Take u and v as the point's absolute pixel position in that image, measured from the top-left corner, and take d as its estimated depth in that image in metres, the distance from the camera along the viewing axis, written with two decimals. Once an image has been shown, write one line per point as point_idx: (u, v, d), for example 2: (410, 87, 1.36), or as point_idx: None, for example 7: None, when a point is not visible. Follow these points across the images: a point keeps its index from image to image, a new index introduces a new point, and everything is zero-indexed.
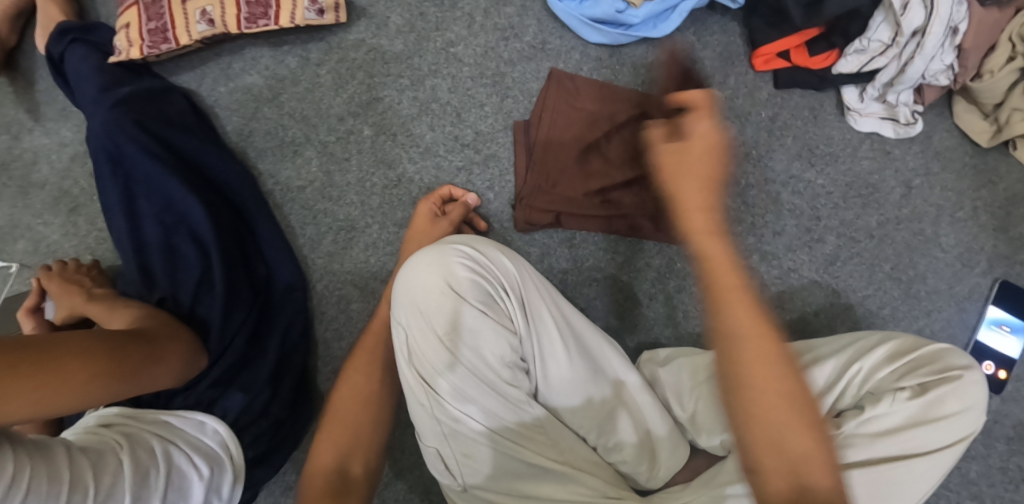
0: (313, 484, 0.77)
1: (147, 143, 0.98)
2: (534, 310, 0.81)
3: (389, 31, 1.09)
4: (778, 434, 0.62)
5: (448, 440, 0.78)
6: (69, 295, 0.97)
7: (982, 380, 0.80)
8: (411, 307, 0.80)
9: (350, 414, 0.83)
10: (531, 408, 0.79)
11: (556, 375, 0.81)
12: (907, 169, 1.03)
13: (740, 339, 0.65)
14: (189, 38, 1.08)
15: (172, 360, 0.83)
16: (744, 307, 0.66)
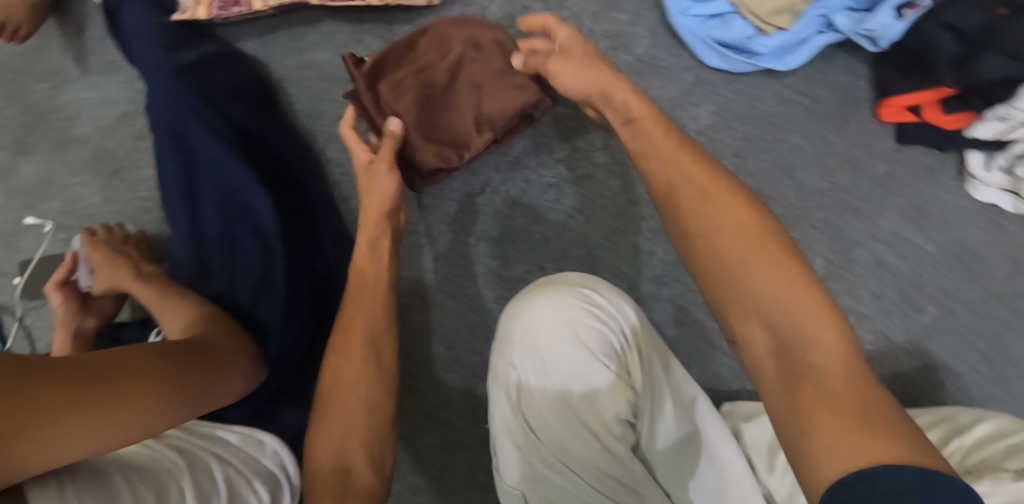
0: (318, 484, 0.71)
1: (214, 123, 0.90)
2: (658, 367, 0.73)
3: (486, 23, 1.00)
4: (759, 283, 0.58)
5: (537, 486, 0.73)
6: (113, 270, 0.89)
7: None
8: (525, 344, 0.72)
9: (350, 403, 0.77)
10: (633, 468, 0.72)
11: (668, 438, 0.73)
12: (1018, 245, 0.97)
13: (717, 234, 0.60)
14: (262, 5, 0.98)
15: (236, 376, 0.77)
16: (724, 207, 0.61)
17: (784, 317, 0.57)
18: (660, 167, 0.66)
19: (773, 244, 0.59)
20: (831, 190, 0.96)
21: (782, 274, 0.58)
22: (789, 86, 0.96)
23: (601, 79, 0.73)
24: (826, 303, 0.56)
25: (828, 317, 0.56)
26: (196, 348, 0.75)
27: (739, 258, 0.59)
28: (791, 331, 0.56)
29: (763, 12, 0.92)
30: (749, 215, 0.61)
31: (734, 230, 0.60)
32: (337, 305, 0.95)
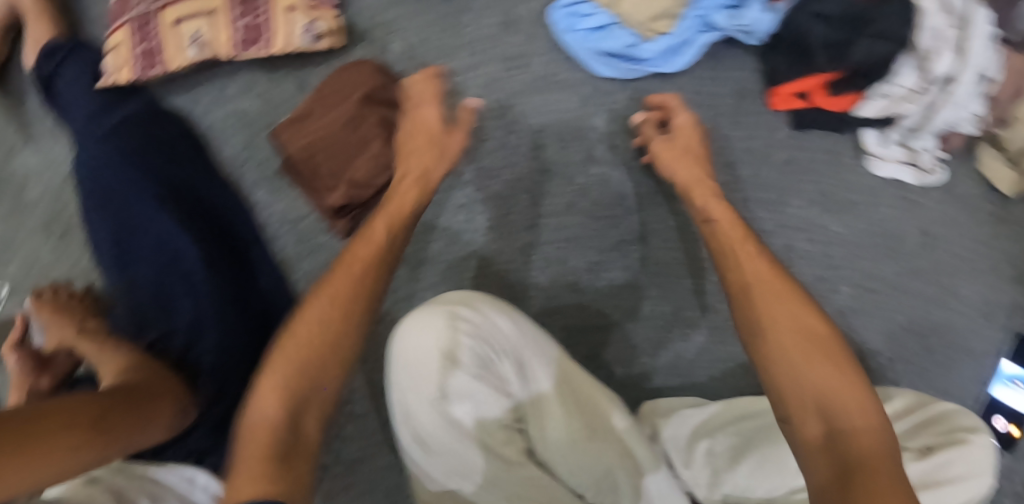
0: (254, 440, 0.63)
1: (139, 178, 0.95)
2: (532, 372, 0.78)
3: (391, 57, 1.04)
4: (807, 377, 0.66)
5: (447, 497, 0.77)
6: (58, 327, 0.88)
7: (991, 444, 0.76)
8: (405, 370, 0.75)
9: (318, 312, 0.71)
10: (528, 469, 0.76)
11: (554, 437, 0.78)
12: (928, 217, 0.98)
13: (811, 330, 0.69)
14: (180, 62, 1.03)
15: (164, 417, 0.82)
16: (794, 304, 0.70)
17: (836, 404, 0.64)
18: (734, 269, 0.75)
19: (833, 349, 0.67)
20: (734, 183, 0.98)
21: (822, 362, 0.67)
22: (683, 87, 0.99)
23: (691, 156, 0.87)
24: (860, 383, 0.66)
25: (857, 392, 0.65)
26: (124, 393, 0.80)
27: (798, 356, 0.67)
28: (841, 413, 0.64)
29: (644, 18, 0.95)
30: (815, 319, 0.70)
31: (803, 334, 0.69)
32: (275, 337, 0.99)
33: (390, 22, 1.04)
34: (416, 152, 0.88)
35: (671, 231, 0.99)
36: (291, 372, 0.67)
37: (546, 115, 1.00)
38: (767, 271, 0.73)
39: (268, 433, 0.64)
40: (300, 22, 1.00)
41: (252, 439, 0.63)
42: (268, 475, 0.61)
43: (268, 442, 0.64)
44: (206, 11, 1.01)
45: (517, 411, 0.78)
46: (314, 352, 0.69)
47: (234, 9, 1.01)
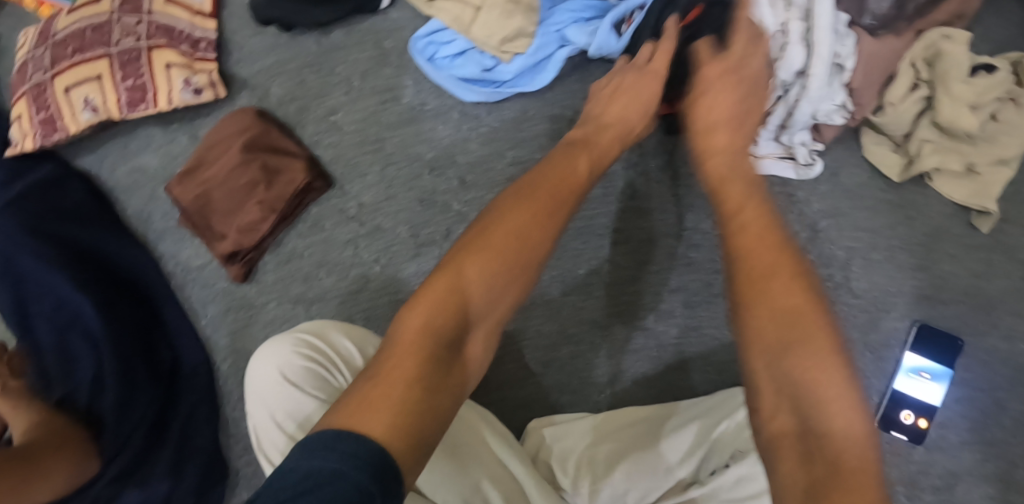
0: (371, 405, 0.57)
1: (37, 246, 1.01)
2: None
3: (272, 102, 1.06)
4: (791, 356, 0.58)
5: None
6: None
7: None
8: (253, 400, 0.79)
9: (418, 343, 0.62)
10: None
11: None
12: (813, 211, 0.96)
13: (749, 260, 0.64)
14: (77, 126, 1.06)
15: (58, 476, 0.87)
16: (756, 240, 0.65)
17: (806, 377, 0.57)
18: (740, 232, 0.66)
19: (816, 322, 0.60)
20: (610, 194, 1.02)
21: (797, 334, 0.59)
22: (551, 101, 1.00)
23: (742, 110, 0.79)
24: (841, 351, 0.58)
25: (836, 361, 0.57)
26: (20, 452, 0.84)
27: (771, 331, 0.60)
28: (809, 391, 0.57)
29: (496, 42, 0.97)
30: (774, 249, 0.64)
31: (779, 319, 0.60)
32: (181, 386, 1.04)
33: (270, 67, 1.07)
34: (574, 159, 0.80)
35: (557, 249, 1.02)
36: (447, 298, 0.65)
37: (421, 145, 1.02)
38: (760, 224, 0.66)
39: (418, 338, 0.63)
40: (178, 78, 1.03)
41: (396, 356, 0.61)
42: (410, 402, 0.58)
43: (410, 346, 0.62)
44: (92, 75, 1.04)
45: None
46: (454, 293, 0.66)
47: (117, 71, 1.03)
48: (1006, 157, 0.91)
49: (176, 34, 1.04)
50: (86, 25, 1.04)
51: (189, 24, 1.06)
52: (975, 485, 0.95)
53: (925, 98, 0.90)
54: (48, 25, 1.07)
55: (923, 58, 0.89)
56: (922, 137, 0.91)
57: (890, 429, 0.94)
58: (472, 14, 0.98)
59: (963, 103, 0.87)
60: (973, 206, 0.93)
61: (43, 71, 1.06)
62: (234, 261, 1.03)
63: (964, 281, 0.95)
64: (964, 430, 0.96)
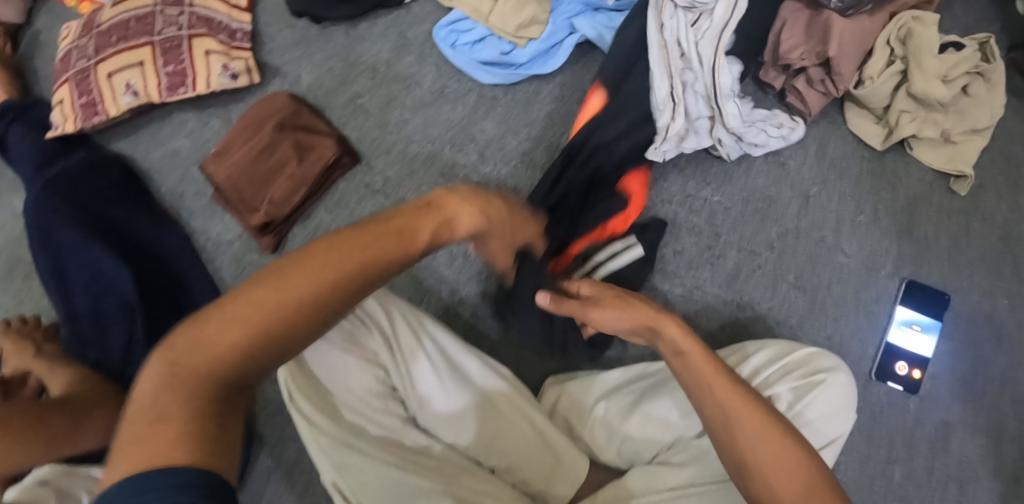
0: (151, 436, 0.53)
1: (76, 216, 1.04)
2: (404, 344, 0.97)
3: (301, 87, 1.13)
4: (757, 465, 0.69)
5: (344, 472, 0.88)
6: (20, 353, 0.98)
7: (846, 380, 0.89)
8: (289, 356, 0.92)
9: (197, 372, 0.57)
10: (409, 431, 0.94)
11: (427, 400, 0.96)
12: (804, 179, 1.05)
13: (700, 370, 0.74)
14: (118, 109, 1.11)
15: (96, 425, 0.92)
16: (685, 339, 0.75)
17: (764, 474, 0.69)
18: (677, 350, 0.75)
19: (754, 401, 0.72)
20: None
21: (755, 420, 0.71)
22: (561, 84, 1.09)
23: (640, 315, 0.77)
24: (781, 428, 0.71)
25: (780, 438, 0.70)
26: (58, 402, 0.91)
27: (750, 432, 0.70)
28: (774, 490, 0.68)
29: (512, 29, 1.07)
30: (711, 365, 0.75)
31: (749, 417, 0.71)
32: None
33: (299, 56, 1.15)
34: (463, 213, 0.76)
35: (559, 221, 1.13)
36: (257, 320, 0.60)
37: (441, 124, 1.10)
38: (688, 335, 0.76)
39: (209, 365, 0.58)
40: (217, 64, 1.10)
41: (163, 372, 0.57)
42: (189, 434, 0.54)
43: (174, 373, 0.57)
44: (135, 62, 1.10)
45: (389, 381, 0.96)
46: (270, 314, 0.61)
47: (158, 57, 1.10)
48: (978, 127, 1.00)
49: (215, 25, 1.12)
50: (129, 16, 1.11)
51: (226, 17, 1.13)
52: (969, 437, 1.00)
53: (899, 73, 1.00)
54: (93, 17, 1.14)
55: (895, 37, 1.00)
56: (900, 108, 1.01)
57: (886, 379, 1.01)
58: (490, 6, 1.08)
59: (934, 77, 0.97)
60: (950, 172, 1.02)
61: (86, 59, 1.12)
62: (266, 234, 1.09)
63: (943, 245, 1.02)
64: (954, 383, 1.02)
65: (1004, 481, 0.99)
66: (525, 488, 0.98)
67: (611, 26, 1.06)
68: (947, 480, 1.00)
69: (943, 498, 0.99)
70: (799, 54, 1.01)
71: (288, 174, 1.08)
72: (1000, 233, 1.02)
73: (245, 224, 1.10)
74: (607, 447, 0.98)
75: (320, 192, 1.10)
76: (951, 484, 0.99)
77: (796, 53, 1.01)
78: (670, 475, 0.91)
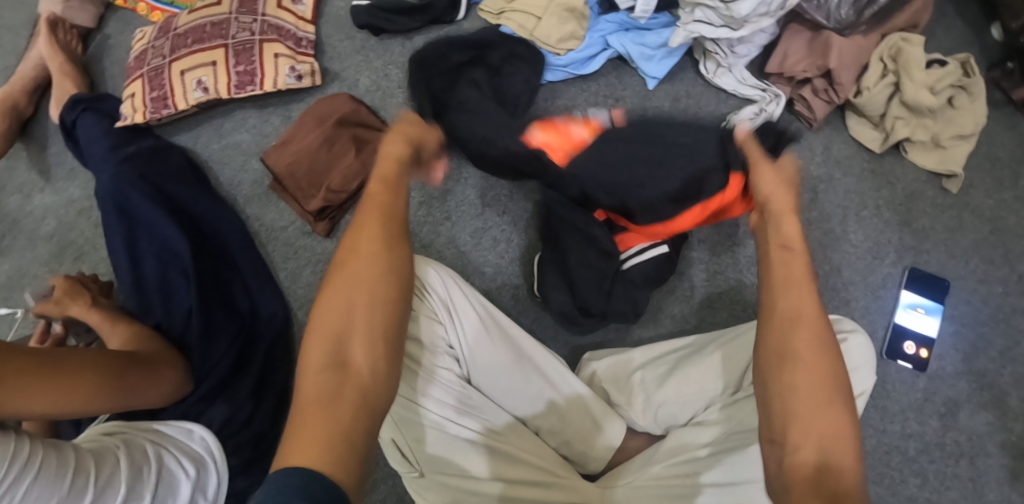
0: (298, 434, 0.64)
1: (148, 191, 1.11)
2: (458, 304, 0.98)
3: (359, 91, 1.25)
4: (791, 375, 0.75)
5: (402, 427, 0.92)
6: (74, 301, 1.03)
7: (867, 343, 0.94)
8: None
9: (315, 385, 0.68)
10: (462, 388, 0.96)
11: (480, 360, 0.97)
12: (811, 177, 1.17)
13: (778, 278, 0.79)
14: (186, 104, 1.21)
15: (167, 379, 0.96)
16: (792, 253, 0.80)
17: (789, 385, 0.75)
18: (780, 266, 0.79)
19: (816, 324, 0.76)
20: None
21: (814, 344, 0.75)
22: (596, 91, 1.20)
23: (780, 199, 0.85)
24: (834, 390, 0.74)
25: (829, 402, 0.74)
26: (136, 356, 0.94)
27: (796, 334, 0.76)
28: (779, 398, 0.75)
29: (554, 41, 1.16)
30: (811, 310, 0.77)
31: (812, 338, 0.75)
32: (262, 331, 1.13)
33: (358, 63, 1.26)
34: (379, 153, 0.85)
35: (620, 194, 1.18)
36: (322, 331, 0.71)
37: None
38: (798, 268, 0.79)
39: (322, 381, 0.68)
40: (285, 66, 1.20)
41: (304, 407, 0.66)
42: (325, 434, 0.63)
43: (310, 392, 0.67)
44: (207, 61, 1.20)
45: (448, 340, 0.98)
46: (327, 323, 0.71)
47: (230, 58, 1.20)
48: (964, 133, 1.13)
49: (284, 32, 1.22)
50: (206, 21, 1.22)
51: (295, 26, 1.23)
52: (976, 413, 1.09)
53: (893, 85, 1.13)
54: (170, 21, 1.24)
55: (889, 55, 1.12)
56: (895, 115, 1.13)
57: (896, 358, 1.10)
58: (535, 22, 1.17)
59: (922, 87, 1.10)
60: (941, 173, 1.15)
61: (161, 57, 1.21)
62: (322, 220, 1.17)
63: (940, 235, 1.14)
64: (959, 362, 1.11)
65: (1013, 455, 1.07)
66: (567, 452, 1.01)
67: (641, 42, 1.17)
68: (957, 452, 1.08)
69: (954, 469, 1.07)
70: (802, 67, 1.13)
71: (345, 165, 1.17)
72: (990, 227, 1.14)
73: (302, 212, 1.19)
74: (646, 413, 1.01)
75: (372, 181, 1.19)
76: (959, 456, 1.08)
77: (800, 65, 1.13)
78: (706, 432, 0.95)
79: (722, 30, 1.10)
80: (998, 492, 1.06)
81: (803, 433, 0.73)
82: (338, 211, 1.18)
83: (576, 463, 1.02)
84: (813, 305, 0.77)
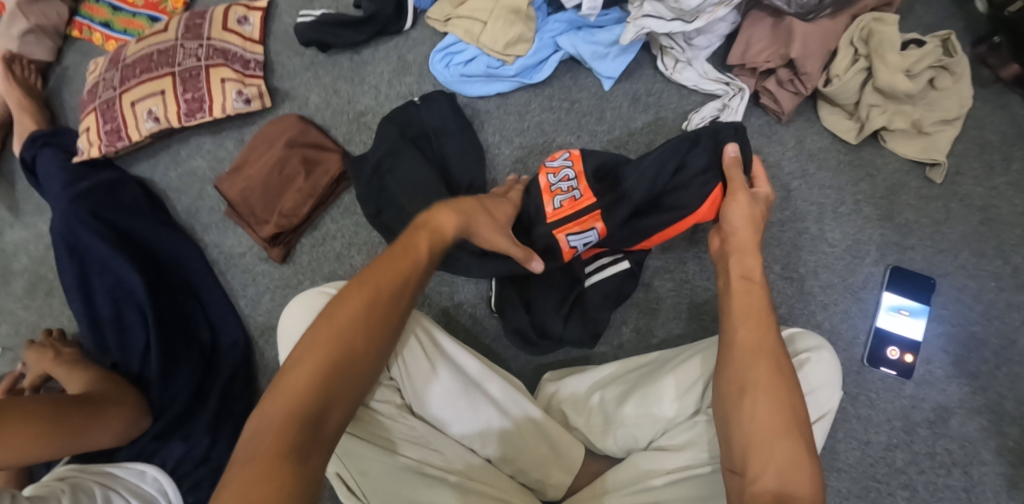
0: (253, 467, 0.67)
1: (99, 228, 1.10)
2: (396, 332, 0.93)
3: (310, 109, 1.22)
4: (750, 400, 0.76)
5: (346, 460, 0.90)
6: (40, 358, 1.04)
7: (833, 358, 0.86)
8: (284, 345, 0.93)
9: (282, 413, 0.71)
10: (405, 419, 0.93)
11: (423, 389, 0.93)
12: (783, 174, 1.09)
13: (737, 310, 0.82)
14: (139, 134, 1.19)
15: (114, 422, 0.94)
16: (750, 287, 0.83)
17: (748, 410, 0.75)
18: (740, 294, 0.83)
19: (772, 354, 0.78)
20: None
21: (768, 375, 0.77)
22: (550, 96, 1.15)
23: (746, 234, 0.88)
24: (792, 415, 0.74)
25: (787, 427, 0.74)
26: (81, 399, 0.92)
27: (758, 362, 0.77)
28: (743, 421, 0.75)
29: (501, 47, 1.12)
30: (768, 337, 0.79)
31: (771, 367, 0.77)
32: (222, 362, 1.12)
33: (308, 81, 1.23)
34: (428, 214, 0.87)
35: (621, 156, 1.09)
36: (328, 357, 0.75)
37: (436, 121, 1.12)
38: (759, 302, 0.82)
39: (290, 413, 0.71)
40: (233, 90, 1.18)
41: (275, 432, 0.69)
42: (284, 474, 0.67)
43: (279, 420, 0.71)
44: (156, 90, 1.18)
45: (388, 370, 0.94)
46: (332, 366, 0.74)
47: (178, 86, 1.17)
48: (949, 118, 1.05)
49: (230, 55, 1.19)
50: (153, 49, 1.19)
51: (241, 48, 1.21)
52: (969, 418, 1.01)
53: (867, 70, 1.04)
54: (119, 52, 1.22)
55: (860, 38, 1.03)
56: (869, 103, 1.05)
57: (879, 365, 1.02)
58: (481, 27, 1.13)
59: (898, 70, 1.01)
60: (925, 161, 1.06)
61: (112, 89, 1.19)
62: (276, 245, 1.15)
63: (925, 229, 1.06)
64: (948, 365, 1.03)
65: (1009, 463, 1.00)
66: (523, 478, 0.97)
67: (593, 41, 1.10)
68: (949, 462, 1.00)
69: (946, 481, 1.00)
70: (764, 57, 1.05)
71: (295, 188, 1.14)
72: (981, 217, 1.05)
73: (256, 239, 1.16)
74: (605, 437, 0.97)
75: (324, 204, 1.17)
76: (953, 466, 1.00)
77: (762, 55, 1.05)
78: (668, 458, 0.91)
79: (674, 24, 1.03)
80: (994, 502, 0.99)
81: (761, 462, 0.73)
82: (292, 236, 1.16)
83: (536, 489, 0.97)
84: (771, 340, 0.79)
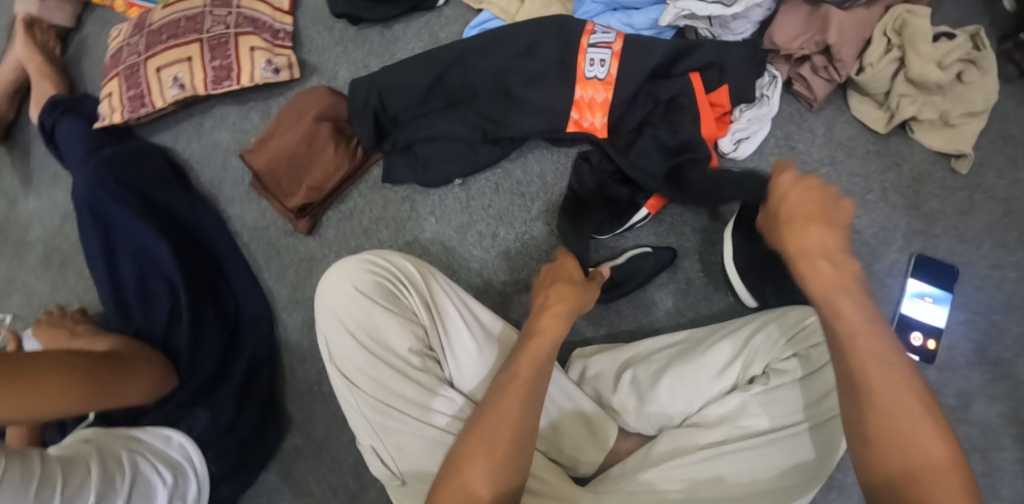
0: None
1: (124, 194, 1.08)
2: (437, 305, 0.91)
3: (339, 83, 1.21)
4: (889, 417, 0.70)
5: (379, 435, 0.88)
6: (55, 337, 1.01)
7: None
8: (324, 310, 0.92)
9: None
10: (445, 392, 0.89)
11: (466, 364, 0.90)
12: (812, 160, 1.12)
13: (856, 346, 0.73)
14: (163, 102, 1.17)
15: (144, 380, 0.93)
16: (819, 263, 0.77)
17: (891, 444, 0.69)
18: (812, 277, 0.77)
19: (888, 356, 0.72)
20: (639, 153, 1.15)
21: (884, 368, 0.72)
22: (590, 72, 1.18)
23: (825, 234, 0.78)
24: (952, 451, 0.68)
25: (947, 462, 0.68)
26: (106, 355, 0.90)
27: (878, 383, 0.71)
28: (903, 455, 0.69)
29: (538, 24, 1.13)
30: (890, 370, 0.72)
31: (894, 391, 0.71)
32: (244, 336, 1.11)
33: (337, 54, 1.22)
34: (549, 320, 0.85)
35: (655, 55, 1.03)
36: None
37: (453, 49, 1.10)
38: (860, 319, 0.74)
39: None
40: (261, 59, 1.16)
41: None
42: None
43: None
44: (182, 58, 1.15)
45: (428, 341, 0.91)
46: None
47: (206, 53, 1.15)
48: (975, 110, 1.07)
49: (259, 25, 1.18)
50: (179, 16, 1.17)
51: (270, 17, 1.20)
52: (989, 405, 1.02)
53: (899, 59, 1.06)
54: (143, 18, 1.20)
55: (893, 27, 1.05)
56: (900, 92, 1.07)
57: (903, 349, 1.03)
58: (518, 6, 1.14)
59: (930, 61, 1.03)
60: (950, 152, 1.08)
61: (136, 55, 1.17)
62: (303, 217, 1.14)
63: (949, 219, 1.08)
64: (969, 351, 1.04)
65: None
66: (557, 455, 0.95)
67: (628, 22, 1.10)
68: (968, 447, 1.01)
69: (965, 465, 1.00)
70: (799, 45, 1.05)
71: (327, 162, 1.13)
72: (1004, 209, 1.07)
73: (285, 215, 1.15)
74: (639, 414, 0.96)
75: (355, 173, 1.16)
76: (971, 450, 1.01)
77: (797, 42, 1.06)
78: (701, 434, 0.89)
79: (714, 7, 1.02)
80: (1012, 488, 0.99)
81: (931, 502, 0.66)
82: (319, 208, 1.15)
83: (565, 464, 0.96)
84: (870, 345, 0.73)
